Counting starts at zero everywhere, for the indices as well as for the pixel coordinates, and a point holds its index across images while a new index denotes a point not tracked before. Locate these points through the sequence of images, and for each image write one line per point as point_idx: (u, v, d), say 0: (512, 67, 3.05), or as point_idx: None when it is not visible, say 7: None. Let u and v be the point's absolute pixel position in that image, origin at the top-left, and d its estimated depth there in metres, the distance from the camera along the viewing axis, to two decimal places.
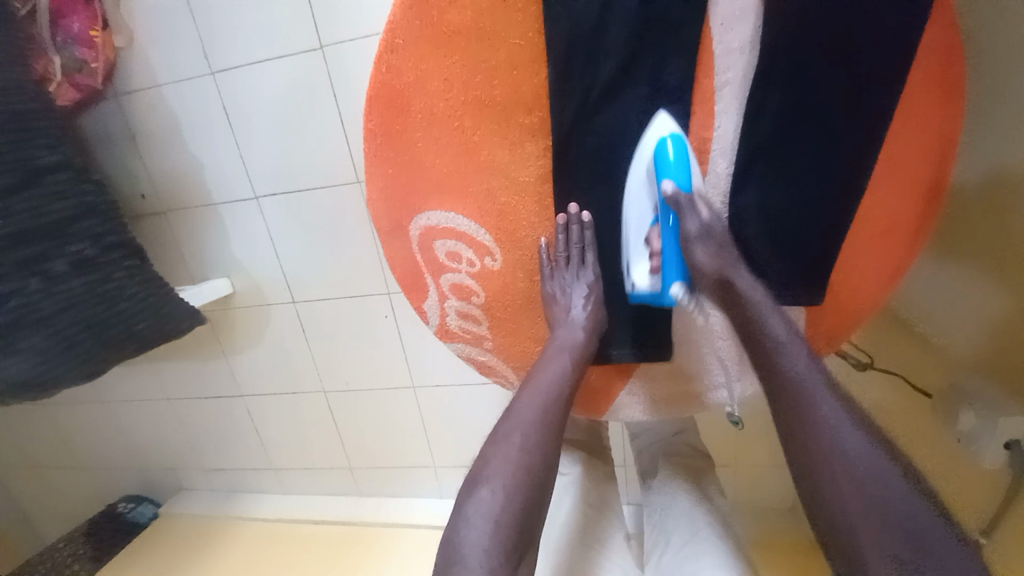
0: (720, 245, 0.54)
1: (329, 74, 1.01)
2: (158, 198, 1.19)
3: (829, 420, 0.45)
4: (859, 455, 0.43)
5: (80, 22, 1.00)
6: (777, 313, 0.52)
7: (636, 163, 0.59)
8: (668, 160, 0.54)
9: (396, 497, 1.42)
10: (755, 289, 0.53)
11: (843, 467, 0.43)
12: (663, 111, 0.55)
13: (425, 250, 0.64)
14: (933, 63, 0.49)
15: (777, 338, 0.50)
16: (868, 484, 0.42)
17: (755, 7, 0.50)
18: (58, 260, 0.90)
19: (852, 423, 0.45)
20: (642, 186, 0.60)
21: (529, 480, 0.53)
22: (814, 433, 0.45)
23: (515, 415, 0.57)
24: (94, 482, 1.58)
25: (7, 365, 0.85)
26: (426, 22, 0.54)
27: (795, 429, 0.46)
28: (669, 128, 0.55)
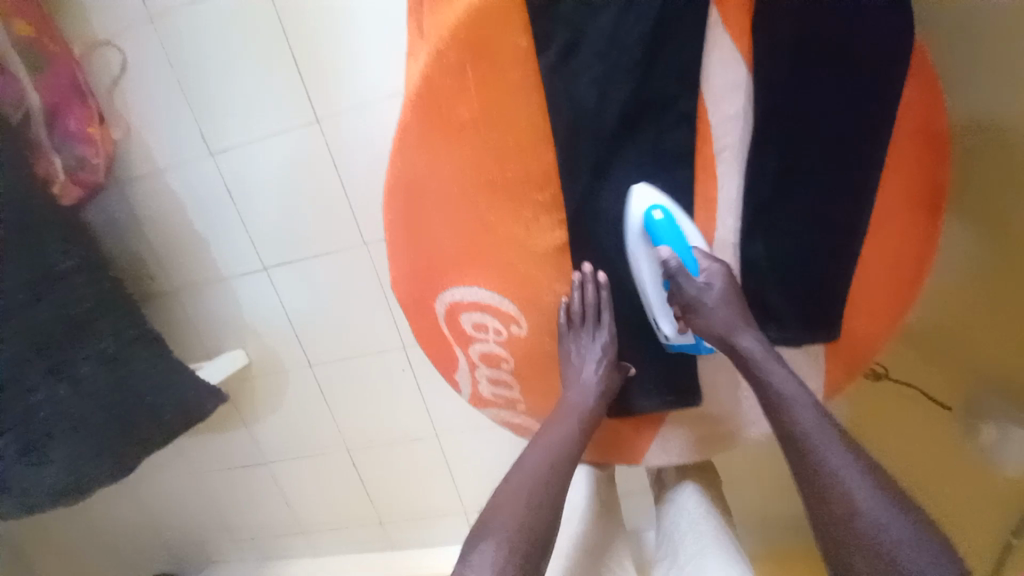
0: (727, 309, 0.57)
1: (329, 145, 1.03)
2: (167, 279, 1.20)
3: (839, 479, 0.52)
4: (871, 512, 0.50)
5: (78, 121, 1.00)
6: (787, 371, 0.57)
7: (629, 235, 0.61)
8: (661, 227, 0.57)
9: (429, 547, 1.41)
10: (761, 346, 0.57)
11: (857, 523, 0.50)
12: (640, 182, 0.59)
13: (452, 323, 0.67)
14: (913, 118, 0.52)
15: (787, 397, 0.56)
16: (876, 537, 0.49)
17: (746, 78, 0.53)
18: (82, 362, 0.91)
19: (866, 481, 0.52)
20: (643, 253, 0.62)
21: (533, 533, 0.58)
22: (826, 489, 0.52)
23: (521, 472, 0.63)
24: (122, 563, 1.56)
25: (48, 472, 0.89)
26: (435, 119, 0.58)
27: (809, 488, 0.54)
28: (651, 198, 0.58)
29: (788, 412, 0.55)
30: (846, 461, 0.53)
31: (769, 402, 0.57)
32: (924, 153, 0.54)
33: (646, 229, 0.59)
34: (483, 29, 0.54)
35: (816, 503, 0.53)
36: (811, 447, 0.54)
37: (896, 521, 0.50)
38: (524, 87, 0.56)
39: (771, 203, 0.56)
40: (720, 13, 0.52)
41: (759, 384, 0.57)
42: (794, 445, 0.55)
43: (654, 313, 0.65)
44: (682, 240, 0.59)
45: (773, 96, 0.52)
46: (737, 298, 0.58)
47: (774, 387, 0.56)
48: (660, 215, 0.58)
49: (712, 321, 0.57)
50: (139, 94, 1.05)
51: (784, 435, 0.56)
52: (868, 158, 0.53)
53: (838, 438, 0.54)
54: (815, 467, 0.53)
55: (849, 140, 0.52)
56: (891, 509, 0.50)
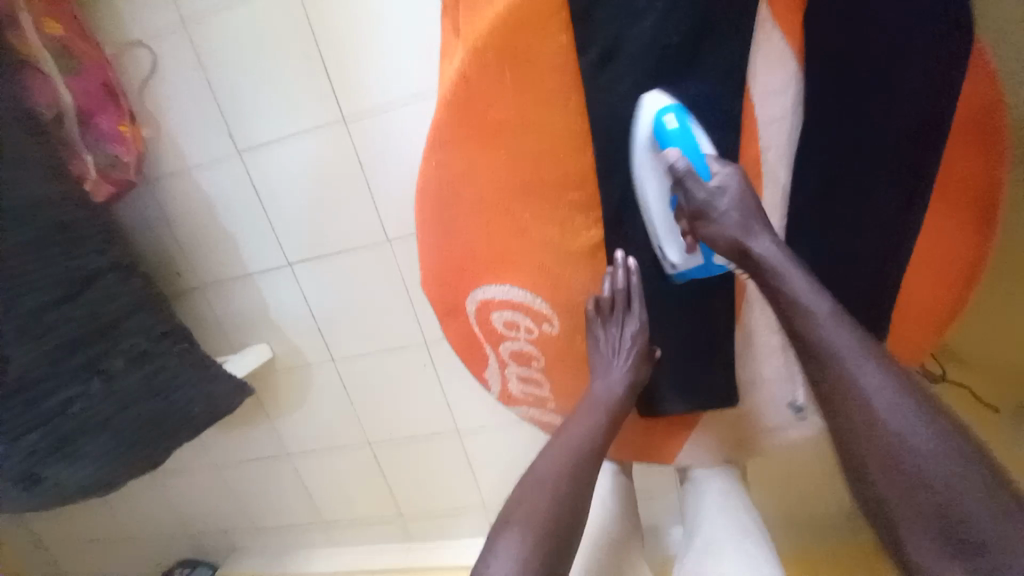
0: (739, 213, 0.53)
1: (354, 144, 1.03)
2: (194, 275, 1.22)
3: (889, 432, 0.47)
4: (903, 442, 0.47)
5: (110, 120, 1.02)
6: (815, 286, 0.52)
7: (635, 145, 0.57)
8: (671, 133, 0.53)
9: (448, 541, 1.42)
10: (779, 252, 0.53)
11: (884, 453, 0.47)
12: (652, 89, 0.54)
13: (483, 321, 0.68)
14: (966, 121, 0.51)
15: (818, 322, 0.51)
16: (908, 467, 0.46)
17: (794, 77, 0.52)
18: (116, 358, 0.94)
19: (907, 409, 0.48)
20: (649, 164, 0.58)
21: (555, 528, 0.58)
22: (873, 445, 0.48)
23: (541, 466, 0.62)
24: (147, 551, 1.60)
25: (76, 468, 0.91)
26: (474, 119, 0.59)
27: (837, 425, 0.51)
28: (663, 102, 0.54)
29: (834, 363, 0.50)
30: (904, 417, 0.47)
31: (814, 352, 0.52)
32: (977, 153, 0.52)
33: (655, 136, 0.55)
34: (523, 31, 0.55)
35: (858, 459, 0.49)
36: (842, 386, 0.50)
37: (935, 451, 0.46)
38: (564, 86, 0.56)
39: (818, 204, 0.55)
40: (770, 11, 0.51)
41: (778, 295, 0.53)
42: (839, 397, 0.50)
43: (657, 233, 0.61)
44: (692, 143, 0.54)
45: (820, 97, 0.51)
46: (751, 199, 0.53)
47: (820, 335, 0.51)
48: (672, 119, 0.53)
49: (723, 227, 0.54)
50: (167, 93, 1.06)
51: (827, 386, 0.51)
52: (922, 157, 0.51)
53: (876, 364, 0.50)
54: (844, 395, 0.50)
55: (900, 138, 0.51)
56: (931, 437, 0.47)
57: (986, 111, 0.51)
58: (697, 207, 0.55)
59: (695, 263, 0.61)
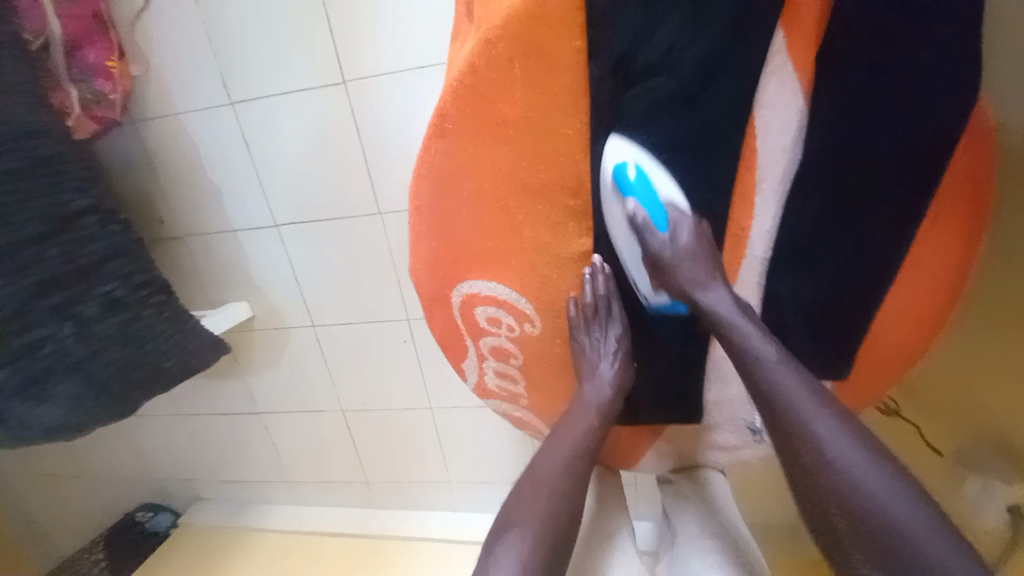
0: (693, 265, 0.58)
1: (353, 109, 1.00)
2: (176, 225, 1.19)
3: (828, 457, 0.52)
4: (853, 481, 0.51)
5: (98, 53, 0.97)
6: (761, 333, 0.57)
7: (602, 195, 0.59)
8: (633, 182, 0.56)
9: (411, 511, 1.45)
10: (727, 299, 0.59)
11: (837, 494, 0.51)
12: (615, 134, 0.56)
13: (466, 314, 0.68)
14: (959, 184, 0.52)
15: (767, 368, 0.56)
16: (860, 506, 0.50)
17: (800, 111, 0.52)
18: (89, 303, 0.90)
19: (854, 447, 0.52)
20: (612, 211, 0.60)
21: (554, 530, 0.62)
22: (816, 471, 0.53)
23: (539, 469, 0.65)
24: (110, 492, 1.60)
25: (42, 411, 0.88)
26: (477, 111, 0.58)
27: (787, 453, 0.55)
28: (624, 149, 0.56)
29: (779, 396, 0.55)
30: (840, 442, 0.52)
31: (762, 391, 0.56)
32: (964, 209, 0.53)
33: (617, 184, 0.57)
34: (539, 26, 0.53)
35: (808, 488, 0.53)
36: (789, 419, 0.54)
37: (882, 488, 0.50)
38: (571, 90, 0.55)
39: (812, 236, 0.55)
40: (787, 38, 0.50)
41: (732, 348, 0.57)
42: (787, 431, 0.55)
43: (631, 275, 0.65)
44: (654, 195, 0.57)
45: (824, 135, 0.51)
46: (700, 250, 0.58)
47: (768, 373, 0.55)
48: (631, 169, 0.56)
49: (678, 282, 0.60)
50: (160, 31, 1.00)
51: (777, 421, 0.55)
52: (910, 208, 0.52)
53: (823, 404, 0.54)
54: (803, 444, 0.54)
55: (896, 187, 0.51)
56: (875, 473, 0.51)
57: (977, 176, 0.51)
58: (657, 260, 0.61)
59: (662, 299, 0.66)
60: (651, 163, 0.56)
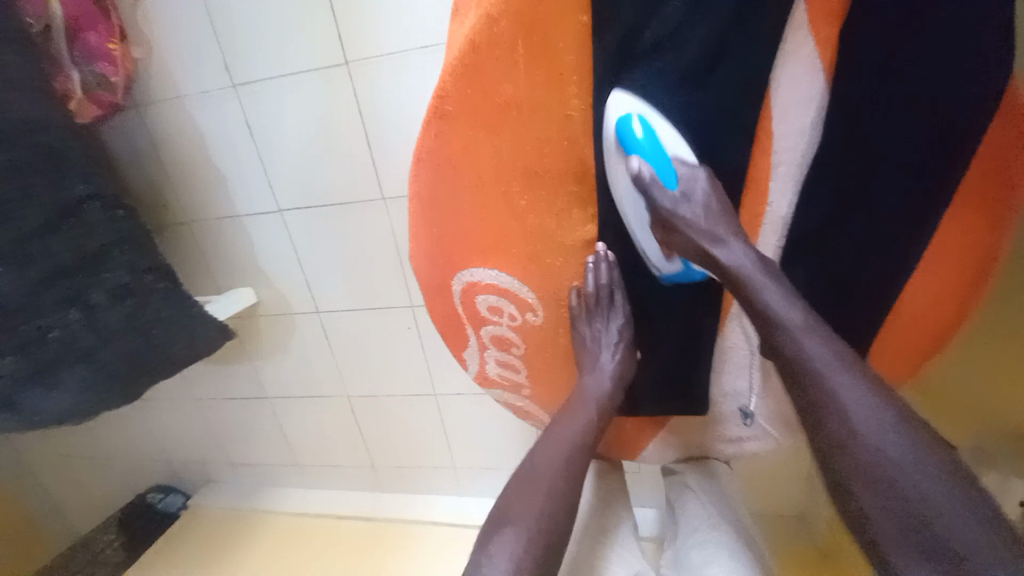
0: (711, 222, 0.53)
1: (356, 93, 0.98)
2: (181, 210, 1.19)
3: (863, 440, 0.47)
4: (884, 458, 0.47)
5: (100, 38, 0.95)
6: (787, 293, 0.53)
7: (605, 152, 0.55)
8: (638, 138, 0.52)
9: (416, 495, 1.47)
10: (749, 258, 0.54)
11: (858, 466, 0.47)
12: (617, 89, 0.52)
13: (467, 303, 0.67)
14: (989, 165, 0.48)
15: (792, 328, 0.51)
16: (895, 493, 0.46)
17: (818, 92, 0.50)
18: (97, 291, 0.91)
19: (881, 415, 0.48)
20: (616, 172, 0.55)
21: (550, 527, 0.61)
22: (848, 456, 0.48)
23: (537, 463, 0.64)
24: (124, 473, 1.64)
25: (55, 398, 0.89)
26: (478, 92, 0.56)
27: (816, 435, 0.51)
28: (628, 104, 0.52)
29: (812, 374, 0.50)
30: (877, 425, 0.48)
31: (793, 367, 0.51)
32: (993, 192, 0.50)
33: (620, 140, 0.53)
34: (542, 3, 0.51)
35: (838, 473, 0.49)
36: (821, 399, 0.50)
37: (907, 460, 0.46)
38: (575, 70, 0.53)
39: (828, 224, 0.54)
40: (808, 15, 0.47)
41: (757, 307, 0.53)
42: (818, 411, 0.50)
43: (640, 242, 0.60)
44: (660, 150, 0.53)
45: (841, 118, 0.49)
46: (717, 205, 0.53)
47: (799, 348, 0.51)
48: (637, 125, 0.52)
49: (694, 238, 0.54)
50: (160, 13, 0.99)
51: (808, 400, 0.51)
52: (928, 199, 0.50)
53: (850, 370, 0.50)
54: (825, 411, 0.49)
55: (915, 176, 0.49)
56: (901, 445, 0.47)
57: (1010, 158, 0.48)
58: (667, 219, 0.54)
59: (677, 268, 0.60)
60: (656, 117, 0.52)
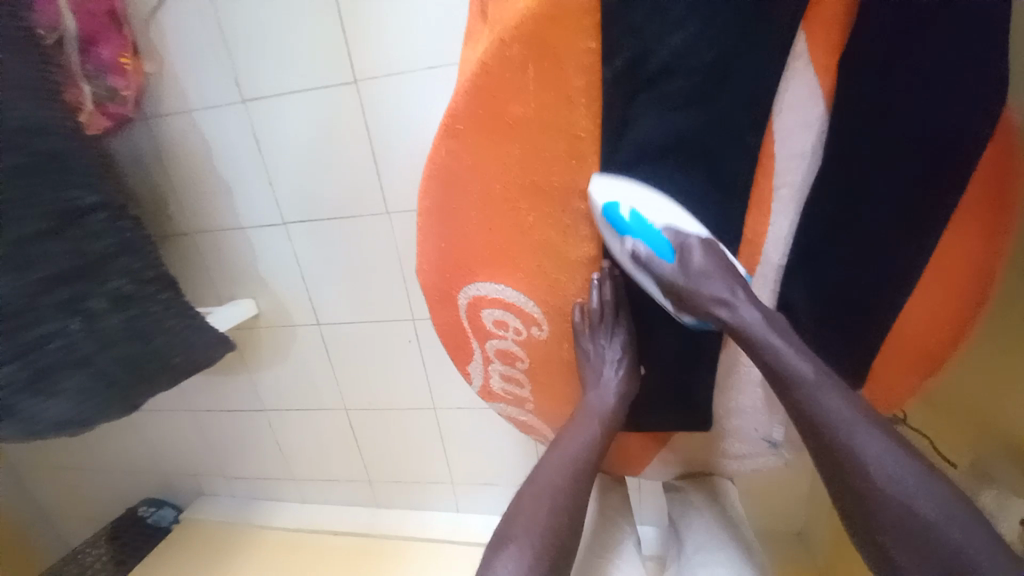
0: (712, 288, 0.55)
1: (363, 108, 1.00)
2: (185, 221, 1.20)
3: (884, 488, 0.49)
4: (905, 503, 0.48)
5: (110, 50, 0.97)
6: (795, 343, 0.54)
7: (606, 236, 0.59)
8: (624, 220, 0.55)
9: (413, 511, 1.45)
10: (759, 318, 0.55)
11: (880, 509, 0.49)
12: (596, 175, 0.57)
13: (473, 317, 0.68)
14: (989, 175, 0.50)
15: (803, 378, 0.52)
16: (921, 538, 0.47)
17: (819, 117, 0.52)
18: (97, 298, 0.90)
19: (895, 457, 0.49)
20: (617, 248, 0.59)
21: (554, 544, 0.60)
22: (870, 503, 0.49)
23: (540, 478, 0.64)
24: (116, 486, 1.62)
25: (49, 406, 0.86)
26: (488, 112, 0.58)
27: (838, 485, 0.52)
28: (609, 190, 0.56)
29: (830, 427, 0.51)
30: (895, 470, 0.49)
31: (809, 421, 0.52)
32: (994, 204, 0.51)
33: (612, 224, 0.57)
34: (552, 27, 0.53)
35: (864, 520, 0.50)
36: (841, 450, 0.51)
37: (925, 499, 0.48)
38: (583, 92, 0.55)
39: (825, 242, 0.55)
40: (808, 42, 0.50)
41: (767, 361, 0.54)
42: (837, 462, 0.51)
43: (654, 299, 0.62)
44: (649, 226, 0.56)
45: (844, 139, 0.50)
46: (717, 270, 0.55)
47: (815, 402, 0.52)
48: (625, 209, 0.55)
49: (699, 303, 0.56)
50: (173, 28, 1.01)
51: (827, 451, 0.52)
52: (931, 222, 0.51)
53: (860, 414, 0.51)
54: (843, 457, 0.50)
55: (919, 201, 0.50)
56: (918, 485, 0.48)
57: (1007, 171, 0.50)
58: (673, 288, 0.58)
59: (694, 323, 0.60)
60: (638, 197, 0.56)
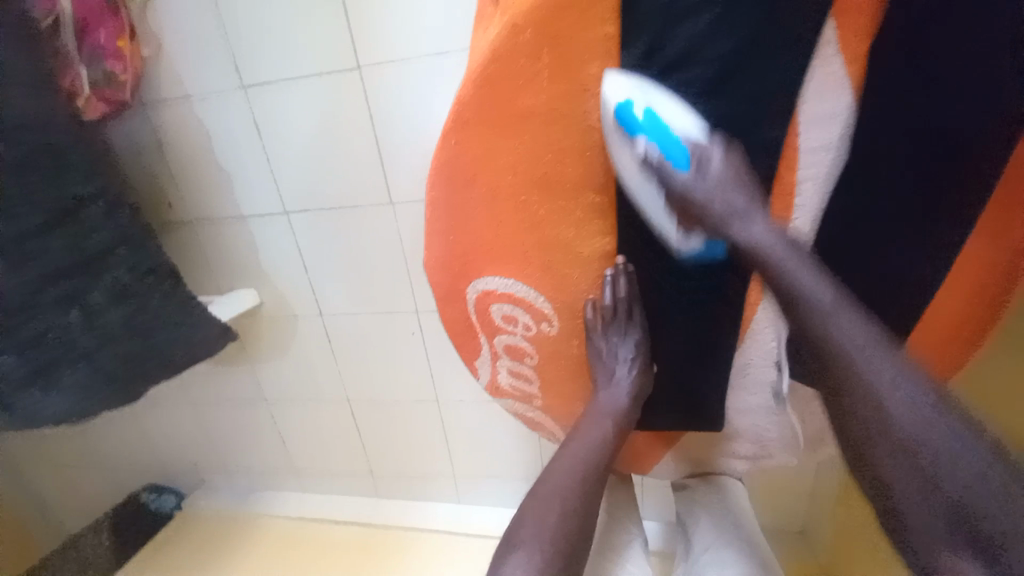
0: (731, 199, 0.51)
1: (366, 95, 0.97)
2: (184, 209, 1.17)
3: (893, 420, 0.44)
4: (912, 437, 0.43)
5: (107, 33, 0.94)
6: (813, 266, 0.50)
7: (613, 139, 0.54)
8: (640, 118, 0.51)
9: (415, 502, 1.45)
10: (773, 236, 0.51)
11: (885, 445, 0.45)
12: (611, 69, 0.52)
13: (481, 312, 0.66)
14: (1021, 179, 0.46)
15: (816, 302, 0.49)
16: (926, 475, 0.43)
17: (847, 107, 0.49)
18: (96, 293, 0.89)
19: (915, 393, 0.44)
20: (624, 155, 0.54)
21: (564, 547, 0.60)
22: (873, 433, 0.46)
23: (550, 480, 0.64)
24: (117, 474, 1.61)
25: (51, 400, 0.87)
26: (500, 100, 0.55)
27: (843, 414, 0.48)
28: (627, 86, 0.51)
29: (839, 353, 0.47)
30: (908, 402, 0.44)
31: (819, 345, 0.49)
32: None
33: (624, 123, 0.52)
34: (569, 12, 0.51)
35: (866, 452, 0.47)
36: (848, 377, 0.47)
37: (944, 441, 0.42)
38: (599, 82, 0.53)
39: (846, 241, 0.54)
40: (837, 30, 0.47)
41: (779, 283, 0.51)
42: (844, 390, 0.47)
43: (654, 223, 0.57)
44: (666, 130, 0.51)
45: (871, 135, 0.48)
46: (737, 180, 0.51)
47: (826, 326, 0.48)
48: (640, 107, 0.50)
49: (712, 217, 0.53)
50: (170, 10, 0.98)
51: (834, 378, 0.48)
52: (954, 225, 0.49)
53: (881, 343, 0.47)
54: (849, 381, 0.47)
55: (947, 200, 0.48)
56: (937, 426, 0.43)
57: None
58: (685, 201, 0.54)
59: (695, 247, 0.56)
60: (659, 94, 0.51)
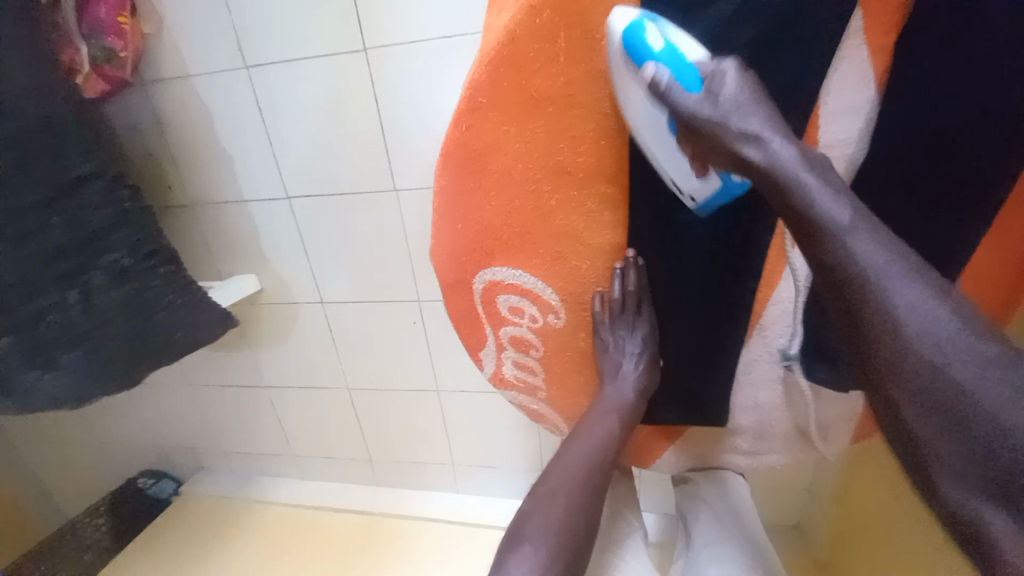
0: (745, 119, 0.45)
1: (371, 79, 0.95)
2: (185, 192, 1.16)
3: (923, 352, 0.37)
4: (946, 371, 0.36)
5: (108, 9, 0.91)
6: (833, 183, 0.43)
7: (620, 78, 0.50)
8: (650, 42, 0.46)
9: (414, 490, 1.45)
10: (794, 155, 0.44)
11: (912, 384, 0.37)
12: (618, 6, 0.49)
13: (487, 303, 0.66)
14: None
15: (834, 221, 0.41)
16: (965, 417, 0.35)
17: (870, 100, 0.48)
18: (95, 273, 0.88)
19: (948, 322, 0.37)
20: (631, 90, 0.49)
21: (570, 544, 0.60)
22: (900, 369, 0.38)
23: (556, 475, 0.64)
24: (115, 457, 1.61)
25: (50, 380, 0.87)
26: (514, 85, 0.54)
27: (861, 350, 0.40)
28: (637, 17, 0.47)
29: (858, 278, 0.40)
30: (943, 333, 0.37)
31: (834, 270, 0.41)
32: None
33: (632, 54, 0.48)
34: None
35: (887, 393, 0.39)
36: (869, 305, 0.39)
37: (986, 378, 0.35)
38: None
39: None
40: (863, 20, 0.45)
41: (793, 204, 0.43)
42: (863, 321, 0.40)
43: (665, 168, 0.52)
44: (679, 56, 0.46)
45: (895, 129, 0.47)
46: (750, 100, 0.45)
47: (843, 247, 0.40)
48: (651, 36, 0.46)
49: (720, 139, 0.46)
50: None
51: (852, 308, 0.40)
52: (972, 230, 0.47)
53: (907, 265, 0.39)
54: (872, 310, 0.39)
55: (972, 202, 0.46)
56: (975, 358, 0.36)
57: None
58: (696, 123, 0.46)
59: (714, 188, 0.51)
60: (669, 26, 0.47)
